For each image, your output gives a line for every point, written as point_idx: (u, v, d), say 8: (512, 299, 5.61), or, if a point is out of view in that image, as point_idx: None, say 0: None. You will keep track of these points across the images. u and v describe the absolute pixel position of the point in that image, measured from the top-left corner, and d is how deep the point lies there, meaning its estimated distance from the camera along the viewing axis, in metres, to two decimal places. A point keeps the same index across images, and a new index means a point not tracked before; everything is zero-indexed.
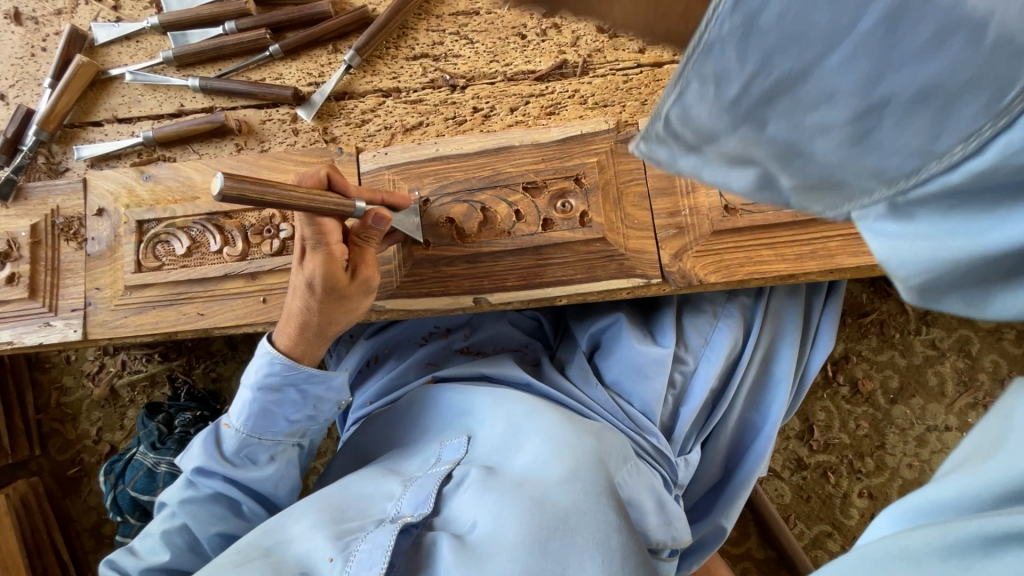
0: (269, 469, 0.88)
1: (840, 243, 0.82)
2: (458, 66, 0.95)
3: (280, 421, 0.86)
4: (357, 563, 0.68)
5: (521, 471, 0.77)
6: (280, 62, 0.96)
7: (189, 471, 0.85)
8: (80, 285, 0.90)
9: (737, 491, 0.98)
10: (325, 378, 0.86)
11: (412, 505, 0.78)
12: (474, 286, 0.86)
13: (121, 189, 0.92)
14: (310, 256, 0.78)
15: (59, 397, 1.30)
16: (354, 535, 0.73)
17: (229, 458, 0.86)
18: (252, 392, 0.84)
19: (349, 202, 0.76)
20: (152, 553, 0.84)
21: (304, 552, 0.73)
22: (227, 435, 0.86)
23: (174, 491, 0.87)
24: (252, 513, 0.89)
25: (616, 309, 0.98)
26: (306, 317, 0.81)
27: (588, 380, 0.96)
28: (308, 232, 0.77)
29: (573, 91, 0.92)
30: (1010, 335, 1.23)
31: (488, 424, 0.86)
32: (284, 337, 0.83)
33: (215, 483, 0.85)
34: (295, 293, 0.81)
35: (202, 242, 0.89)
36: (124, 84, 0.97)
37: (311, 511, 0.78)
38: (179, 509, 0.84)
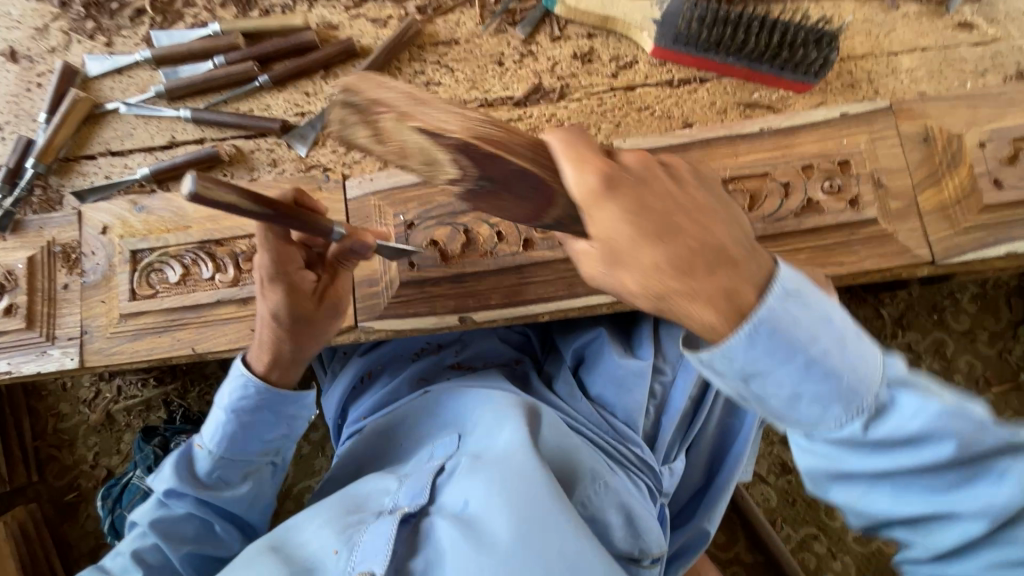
0: (242, 487, 0.91)
1: (808, 254, 0.88)
2: (439, 93, 0.98)
3: (253, 441, 0.89)
4: (360, 551, 0.73)
5: (497, 454, 0.79)
6: (268, 93, 0.99)
7: (160, 494, 0.87)
8: (76, 315, 0.93)
9: (719, 494, 1.01)
10: (297, 398, 0.90)
11: (409, 496, 0.81)
12: (459, 305, 0.90)
13: (116, 221, 0.95)
14: (272, 288, 0.81)
15: (56, 424, 1.32)
16: (356, 526, 0.77)
17: (201, 480, 0.88)
18: (227, 415, 0.86)
19: (326, 223, 0.73)
20: (122, 574, 0.82)
21: (313, 553, 0.76)
22: (200, 455, 0.88)
23: (142, 512, 0.87)
24: (224, 533, 0.90)
25: (598, 324, 1.02)
26: (279, 345, 0.84)
27: (574, 395, 0.99)
28: (267, 261, 0.79)
29: (550, 115, 0.97)
30: (984, 335, 1.25)
31: (476, 422, 0.88)
32: (258, 360, 0.86)
33: (187, 503, 0.86)
34: (262, 322, 0.84)
35: (194, 269, 0.92)
36: (118, 118, 1.00)
37: (323, 511, 0.82)
38: (151, 529, 0.85)
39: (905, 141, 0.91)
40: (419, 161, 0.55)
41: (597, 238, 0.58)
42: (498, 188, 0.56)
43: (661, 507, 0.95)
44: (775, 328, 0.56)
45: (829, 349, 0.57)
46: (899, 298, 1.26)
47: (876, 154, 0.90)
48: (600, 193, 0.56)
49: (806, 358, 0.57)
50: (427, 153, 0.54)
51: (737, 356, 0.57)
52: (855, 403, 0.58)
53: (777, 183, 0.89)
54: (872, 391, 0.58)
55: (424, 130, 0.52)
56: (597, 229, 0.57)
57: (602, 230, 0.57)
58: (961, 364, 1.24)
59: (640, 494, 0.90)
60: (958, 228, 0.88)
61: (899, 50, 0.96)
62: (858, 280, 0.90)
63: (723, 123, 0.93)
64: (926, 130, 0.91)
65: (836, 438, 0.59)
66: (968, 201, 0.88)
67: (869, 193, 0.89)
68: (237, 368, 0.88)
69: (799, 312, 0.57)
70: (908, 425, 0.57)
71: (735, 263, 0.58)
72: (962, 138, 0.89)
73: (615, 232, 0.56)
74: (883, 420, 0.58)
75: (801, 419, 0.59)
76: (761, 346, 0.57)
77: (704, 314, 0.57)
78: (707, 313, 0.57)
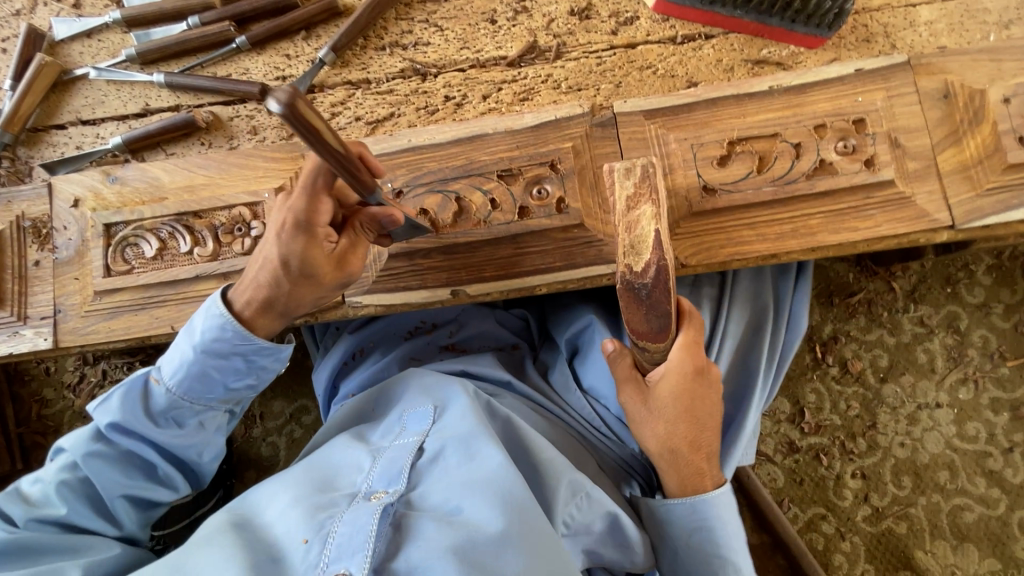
0: (195, 434, 0.84)
1: (820, 220, 0.83)
2: (428, 54, 0.93)
3: (218, 387, 0.82)
4: (336, 543, 0.68)
5: (494, 462, 0.78)
6: (246, 56, 0.93)
7: (102, 426, 0.80)
8: (49, 293, 0.88)
9: None
10: (274, 349, 0.83)
11: (383, 481, 0.78)
12: (451, 278, 0.85)
13: (88, 192, 0.90)
14: (293, 232, 0.75)
15: (41, 410, 1.28)
16: (330, 513, 0.73)
17: (153, 418, 0.81)
18: (194, 354, 0.79)
19: (373, 184, 0.69)
20: (46, 504, 0.78)
21: (279, 536, 0.73)
22: (155, 392, 0.81)
23: (75, 439, 0.80)
24: (166, 477, 0.84)
25: (588, 311, 0.99)
26: (272, 293, 0.79)
27: (568, 386, 0.97)
28: (301, 203, 0.74)
29: (546, 75, 0.91)
30: (999, 309, 1.20)
31: (450, 422, 0.84)
32: (243, 302, 0.80)
33: (129, 441, 0.80)
34: (265, 264, 0.78)
35: (171, 243, 0.87)
36: (88, 83, 0.94)
37: (288, 489, 0.78)
38: (84, 464, 0.79)
39: (924, 97, 0.85)
40: (626, 243, 0.62)
41: (657, 393, 0.78)
42: (643, 300, 0.63)
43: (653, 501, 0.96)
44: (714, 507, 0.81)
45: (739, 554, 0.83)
46: (910, 271, 1.22)
47: (893, 112, 0.85)
48: (686, 376, 0.78)
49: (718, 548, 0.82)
50: (644, 246, 0.62)
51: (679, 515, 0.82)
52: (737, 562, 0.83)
53: (788, 143, 0.84)
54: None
55: (656, 238, 0.61)
56: (660, 391, 0.78)
57: (661, 395, 0.78)
58: (975, 339, 1.20)
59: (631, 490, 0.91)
60: (979, 189, 0.83)
61: (916, 1, 0.90)
62: (874, 247, 0.85)
63: (730, 82, 0.87)
64: (947, 85, 0.85)
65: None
66: (990, 160, 0.82)
67: (886, 152, 0.83)
68: (215, 305, 0.81)
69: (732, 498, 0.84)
70: None
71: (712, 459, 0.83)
72: (985, 93, 0.83)
73: (670, 400, 0.78)
74: None
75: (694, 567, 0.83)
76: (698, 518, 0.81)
77: (674, 474, 0.81)
78: (678, 479, 0.81)
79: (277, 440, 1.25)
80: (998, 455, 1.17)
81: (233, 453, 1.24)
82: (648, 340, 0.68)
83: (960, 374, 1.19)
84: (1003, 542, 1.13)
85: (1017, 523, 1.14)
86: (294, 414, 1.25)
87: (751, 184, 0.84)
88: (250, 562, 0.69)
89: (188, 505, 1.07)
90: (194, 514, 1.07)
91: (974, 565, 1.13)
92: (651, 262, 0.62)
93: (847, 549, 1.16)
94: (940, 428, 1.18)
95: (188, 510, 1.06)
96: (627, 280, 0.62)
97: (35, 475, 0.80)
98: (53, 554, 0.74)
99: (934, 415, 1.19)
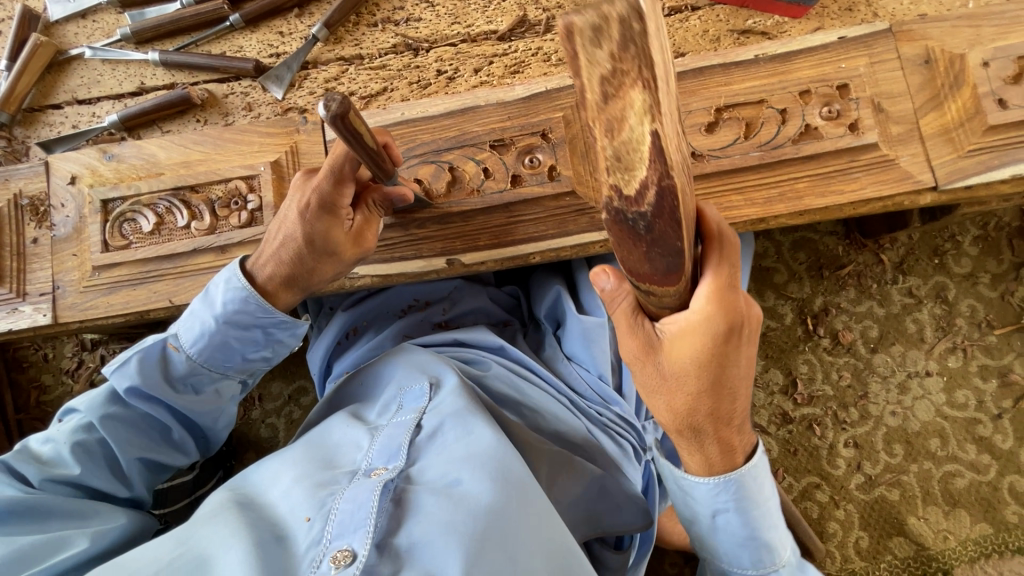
0: (210, 401, 0.87)
1: (807, 183, 0.85)
2: (420, 30, 0.94)
3: (236, 356, 0.85)
4: (338, 519, 0.70)
5: (489, 438, 0.79)
6: (240, 34, 0.94)
7: (121, 388, 0.81)
8: (47, 269, 0.89)
9: None
10: (293, 325, 0.86)
11: (384, 458, 0.79)
12: (446, 247, 0.87)
13: (85, 170, 0.91)
14: (314, 211, 0.77)
15: (39, 396, 1.29)
16: (331, 490, 0.74)
17: (171, 384, 0.84)
18: (217, 324, 0.81)
19: (391, 171, 0.75)
20: (57, 463, 0.80)
21: (284, 513, 0.74)
22: (176, 358, 0.83)
23: (91, 401, 0.82)
24: (179, 441, 0.88)
25: (554, 283, 1.04)
26: (295, 268, 0.80)
27: (556, 356, 1.02)
28: (325, 184, 0.77)
29: (536, 48, 0.92)
30: (986, 278, 1.22)
31: (444, 399, 0.85)
32: (264, 278, 0.82)
33: (147, 405, 0.83)
34: (285, 242, 0.80)
35: (168, 218, 0.88)
36: (83, 63, 0.95)
37: (293, 466, 0.80)
38: (101, 424, 0.81)
39: (905, 63, 0.87)
40: (608, 154, 0.46)
41: (675, 358, 0.62)
42: (644, 236, 0.50)
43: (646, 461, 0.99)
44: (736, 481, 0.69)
45: (777, 538, 0.70)
46: (898, 242, 1.24)
47: (876, 78, 0.87)
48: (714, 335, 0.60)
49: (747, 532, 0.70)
50: (635, 156, 0.46)
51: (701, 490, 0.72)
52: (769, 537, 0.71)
53: (774, 110, 0.86)
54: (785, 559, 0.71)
55: (654, 143, 0.44)
56: (679, 354, 0.62)
57: (680, 362, 0.62)
58: (962, 308, 1.22)
59: (624, 453, 0.94)
60: (961, 151, 0.84)
61: None
62: (860, 211, 0.86)
63: (716, 51, 0.89)
64: (927, 51, 0.87)
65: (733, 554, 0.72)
66: (971, 123, 0.84)
67: (869, 117, 0.85)
68: (236, 276, 0.82)
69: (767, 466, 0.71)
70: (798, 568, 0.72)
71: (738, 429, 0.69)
72: (965, 57, 0.85)
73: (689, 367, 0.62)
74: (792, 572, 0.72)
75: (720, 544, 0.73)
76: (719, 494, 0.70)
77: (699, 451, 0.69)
78: (702, 459, 0.69)
79: (277, 421, 1.26)
80: (987, 421, 1.18)
81: (232, 435, 1.25)
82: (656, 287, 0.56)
83: (949, 344, 1.21)
84: (994, 506, 1.15)
85: (1007, 488, 1.15)
86: (292, 395, 1.26)
87: (739, 150, 0.85)
88: (255, 540, 0.70)
89: (188, 484, 1.08)
90: (193, 493, 1.08)
91: (966, 530, 1.14)
92: (647, 179, 0.46)
93: (842, 517, 1.17)
94: (930, 396, 1.20)
95: (188, 490, 1.07)
96: (617, 210, 0.49)
97: (46, 434, 0.82)
98: (60, 517, 0.76)
99: (924, 383, 1.21)
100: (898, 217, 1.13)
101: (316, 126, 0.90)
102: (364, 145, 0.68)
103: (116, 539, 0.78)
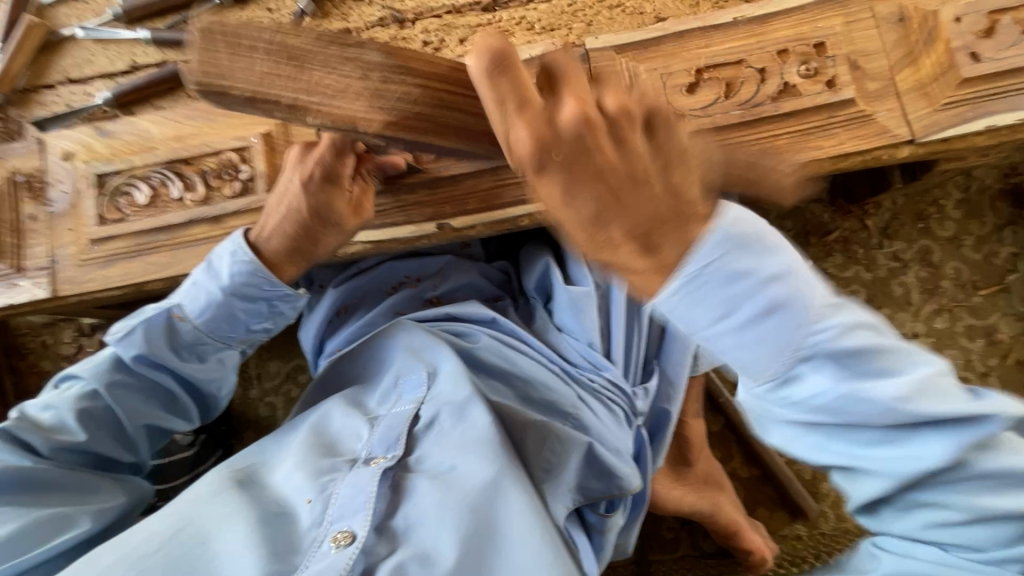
0: (214, 369, 0.89)
1: (787, 141, 0.87)
2: (405, 2, 0.96)
3: (241, 327, 0.86)
4: (337, 504, 0.72)
5: (487, 424, 0.80)
6: (229, 11, 0.96)
7: (127, 357, 0.83)
8: (45, 245, 0.91)
9: (671, 392, 1.05)
10: (296, 298, 0.87)
11: (383, 447, 0.79)
12: (436, 212, 0.89)
13: (79, 146, 0.92)
14: (316, 187, 0.77)
15: (39, 381, 1.30)
16: (330, 476, 0.76)
17: (176, 351, 0.86)
18: (222, 295, 0.83)
19: (384, 144, 0.75)
20: (62, 430, 0.82)
21: (285, 495, 0.76)
22: (179, 327, 0.84)
23: (96, 370, 0.83)
24: (184, 408, 0.90)
25: (544, 253, 1.05)
26: (297, 240, 0.81)
27: (547, 327, 1.02)
28: (327, 154, 0.76)
29: (520, 18, 0.94)
30: (970, 240, 1.24)
31: (441, 387, 0.85)
32: (269, 252, 0.82)
33: (153, 372, 0.85)
34: (287, 214, 0.79)
35: (162, 190, 0.90)
36: (75, 45, 0.97)
37: (294, 453, 0.81)
38: (106, 392, 0.83)
39: (880, 22, 0.89)
40: None
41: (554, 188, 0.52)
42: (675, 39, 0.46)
43: (638, 427, 1.01)
44: (744, 248, 0.53)
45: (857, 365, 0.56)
46: (884, 208, 1.25)
47: (852, 36, 0.89)
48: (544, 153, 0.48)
49: (848, 365, 0.55)
50: None
51: (804, 279, 0.56)
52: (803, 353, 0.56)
53: (753, 69, 0.88)
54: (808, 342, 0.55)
55: None
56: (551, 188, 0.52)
57: (548, 202, 0.52)
58: (948, 270, 1.24)
59: (614, 419, 0.96)
60: (937, 104, 0.86)
61: None
62: (838, 167, 0.89)
63: (696, 15, 0.91)
64: (901, 9, 0.89)
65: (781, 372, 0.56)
66: (946, 77, 0.86)
67: (846, 74, 0.87)
68: (240, 248, 0.82)
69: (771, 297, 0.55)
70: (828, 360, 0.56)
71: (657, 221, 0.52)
72: (937, 14, 0.86)
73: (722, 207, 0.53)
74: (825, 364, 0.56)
75: (751, 355, 0.55)
76: (750, 276, 0.53)
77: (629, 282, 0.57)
78: (652, 266, 0.52)
79: (275, 400, 1.27)
80: (975, 379, 1.21)
81: (231, 414, 1.27)
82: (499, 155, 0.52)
83: (935, 305, 1.23)
84: None
85: None
86: (290, 373, 1.28)
87: (719, 109, 0.88)
88: (257, 519, 0.72)
89: (188, 461, 1.12)
90: (195, 468, 1.12)
91: None
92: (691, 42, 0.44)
93: None
94: None
95: (189, 465, 1.12)
96: None
97: (46, 401, 0.83)
98: (64, 489, 0.80)
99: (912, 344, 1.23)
100: (880, 176, 1.14)
101: None
102: (357, 128, 0.68)
103: (118, 512, 0.83)
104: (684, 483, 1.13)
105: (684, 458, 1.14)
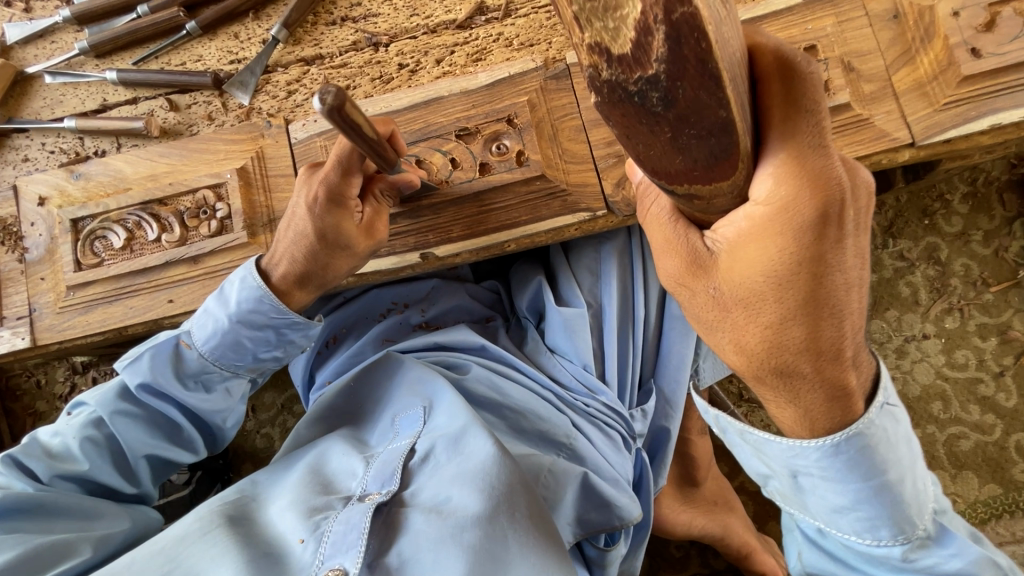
0: (222, 401, 0.86)
1: None
2: (378, 25, 0.93)
3: (248, 356, 0.84)
4: (330, 542, 0.69)
5: (484, 455, 0.77)
6: (198, 42, 0.94)
7: (131, 385, 0.81)
8: (23, 294, 0.89)
9: (670, 414, 1.01)
10: (305, 326, 0.84)
11: (378, 483, 0.77)
12: (420, 241, 0.86)
13: (53, 191, 0.90)
14: (324, 206, 0.76)
15: (35, 422, 1.29)
16: (325, 513, 0.73)
17: (182, 380, 0.83)
18: (229, 323, 0.80)
19: (394, 159, 0.73)
20: (66, 459, 0.80)
21: (278, 534, 0.73)
22: (187, 357, 0.82)
23: (102, 396, 0.81)
24: (190, 438, 0.87)
25: (535, 274, 1.02)
26: (308, 266, 0.79)
27: (540, 351, 0.99)
28: (332, 175, 0.75)
29: (497, 34, 0.91)
30: (978, 236, 1.19)
31: (440, 420, 0.83)
32: (278, 279, 0.81)
33: (157, 403, 0.82)
34: (298, 239, 0.78)
35: (138, 233, 0.87)
36: (44, 85, 0.95)
37: (290, 490, 0.78)
38: (112, 421, 0.80)
39: (873, 20, 0.85)
40: None
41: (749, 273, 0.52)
42: (663, 116, 0.39)
43: (638, 449, 0.99)
44: (873, 449, 0.56)
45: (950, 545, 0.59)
46: (886, 206, 1.22)
47: (844, 37, 0.85)
48: (800, 224, 0.48)
49: (925, 546, 0.59)
50: None
51: (923, 485, 0.59)
52: (908, 525, 0.58)
53: None
54: (922, 524, 0.59)
55: None
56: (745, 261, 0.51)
57: (740, 272, 0.52)
58: (956, 268, 1.19)
59: (611, 443, 0.93)
60: (938, 104, 0.82)
61: None
62: None
63: None
64: (896, 5, 0.85)
65: (860, 549, 0.61)
66: (945, 75, 0.81)
67: (840, 76, 0.83)
68: (250, 275, 0.81)
69: (881, 471, 0.57)
70: (939, 551, 0.59)
71: (825, 315, 0.52)
72: (934, 9, 0.82)
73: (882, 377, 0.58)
74: (919, 552, 0.59)
75: (832, 523, 0.62)
76: (872, 477, 0.57)
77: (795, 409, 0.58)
78: (797, 413, 0.58)
79: (272, 431, 1.25)
80: (989, 380, 1.16)
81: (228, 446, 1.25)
82: (701, 184, 0.46)
83: (945, 304, 1.19)
84: (1002, 466, 1.13)
85: (1014, 447, 1.13)
86: (285, 404, 1.26)
87: None
88: (247, 561, 0.69)
89: (185, 498, 1.08)
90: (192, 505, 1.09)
91: (975, 492, 1.13)
92: (644, 18, 0.35)
93: None
94: (929, 359, 1.18)
95: (186, 502, 1.08)
96: None
97: (56, 427, 0.81)
98: (66, 516, 0.76)
99: (922, 347, 1.19)
100: (882, 177, 1.10)
101: (279, 129, 0.89)
102: (363, 135, 0.64)
103: (120, 542, 0.79)
104: (692, 504, 1.09)
105: (691, 478, 1.11)
